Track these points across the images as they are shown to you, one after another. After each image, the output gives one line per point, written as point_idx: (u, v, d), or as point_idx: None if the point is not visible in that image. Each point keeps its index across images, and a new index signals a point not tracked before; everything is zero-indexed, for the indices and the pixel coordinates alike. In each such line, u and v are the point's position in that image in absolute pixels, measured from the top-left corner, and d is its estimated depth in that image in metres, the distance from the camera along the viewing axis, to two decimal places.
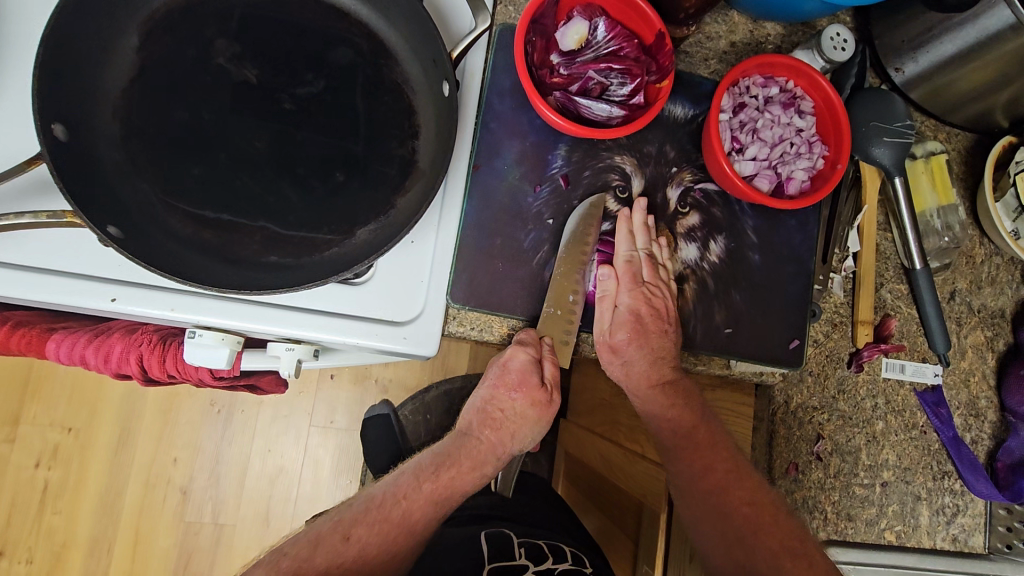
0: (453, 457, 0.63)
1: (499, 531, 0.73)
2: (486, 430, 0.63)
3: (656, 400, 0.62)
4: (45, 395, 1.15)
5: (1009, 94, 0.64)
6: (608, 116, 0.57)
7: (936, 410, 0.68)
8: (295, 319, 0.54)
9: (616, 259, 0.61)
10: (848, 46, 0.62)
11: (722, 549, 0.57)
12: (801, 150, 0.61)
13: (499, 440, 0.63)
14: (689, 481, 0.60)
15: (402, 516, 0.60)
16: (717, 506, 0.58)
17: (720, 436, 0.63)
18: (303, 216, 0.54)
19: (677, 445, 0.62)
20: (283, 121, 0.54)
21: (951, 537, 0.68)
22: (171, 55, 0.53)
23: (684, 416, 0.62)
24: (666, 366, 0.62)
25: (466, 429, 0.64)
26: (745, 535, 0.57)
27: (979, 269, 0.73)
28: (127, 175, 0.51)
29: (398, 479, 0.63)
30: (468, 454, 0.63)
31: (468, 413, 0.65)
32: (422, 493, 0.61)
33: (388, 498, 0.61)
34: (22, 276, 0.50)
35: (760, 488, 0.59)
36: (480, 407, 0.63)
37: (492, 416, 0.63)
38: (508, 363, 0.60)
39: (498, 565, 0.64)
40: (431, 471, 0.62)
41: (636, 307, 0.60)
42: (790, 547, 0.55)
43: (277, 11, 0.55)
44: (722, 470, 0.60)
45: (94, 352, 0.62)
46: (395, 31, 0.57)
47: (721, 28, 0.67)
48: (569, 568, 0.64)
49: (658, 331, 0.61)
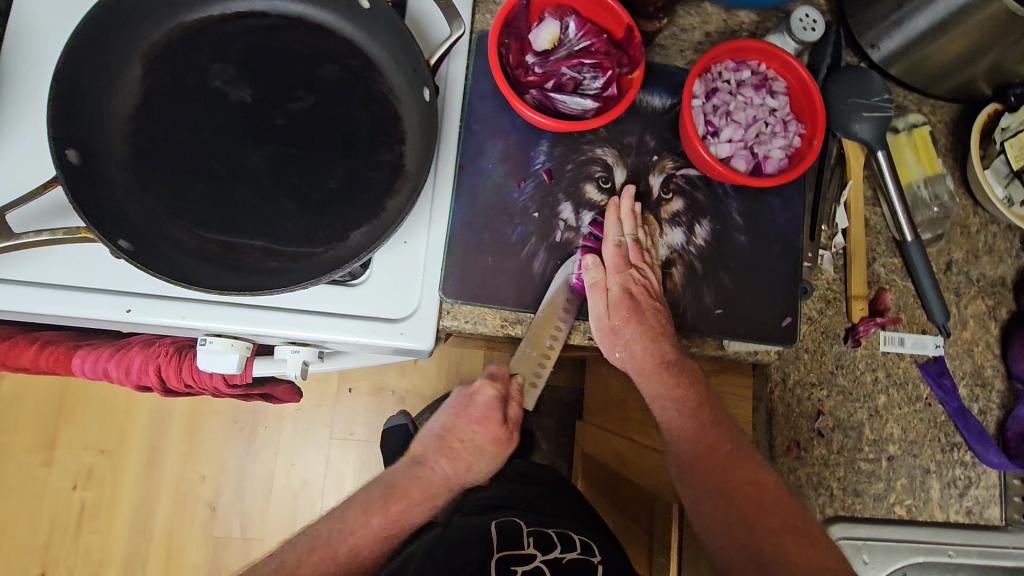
0: (402, 490, 0.61)
1: (509, 522, 0.68)
2: (441, 459, 0.63)
3: (660, 380, 0.61)
4: (79, 419, 1.20)
5: (989, 61, 0.65)
6: (583, 110, 0.58)
7: (939, 380, 0.69)
8: (298, 321, 0.58)
9: (606, 242, 0.62)
10: (817, 27, 0.63)
11: (724, 529, 0.55)
12: (775, 129, 0.61)
13: (455, 472, 0.63)
14: (690, 455, 0.59)
15: (350, 552, 0.57)
16: (718, 488, 0.56)
17: (720, 416, 0.61)
18: (299, 223, 0.57)
19: (677, 424, 0.61)
20: (278, 136, 0.58)
21: (964, 510, 0.67)
22: (172, 81, 0.57)
23: (688, 396, 0.61)
24: (665, 345, 0.61)
25: (422, 456, 0.63)
26: (746, 514, 0.54)
27: (975, 239, 0.73)
28: (136, 194, 0.55)
29: (343, 514, 0.60)
30: (420, 483, 0.62)
31: (423, 442, 0.64)
32: (371, 527, 0.59)
33: (337, 536, 0.58)
34: (46, 292, 0.54)
35: (761, 467, 0.58)
36: (438, 434, 0.64)
37: (449, 446, 0.63)
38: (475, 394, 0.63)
39: (502, 555, 0.60)
40: (379, 506, 0.60)
41: (626, 287, 0.60)
42: (793, 527, 0.53)
43: (269, 36, 0.60)
44: (722, 451, 0.58)
45: (116, 365, 0.66)
46: (378, 45, 0.60)
47: (694, 19, 0.69)
48: (578, 558, 0.60)
49: (649, 311, 0.61)
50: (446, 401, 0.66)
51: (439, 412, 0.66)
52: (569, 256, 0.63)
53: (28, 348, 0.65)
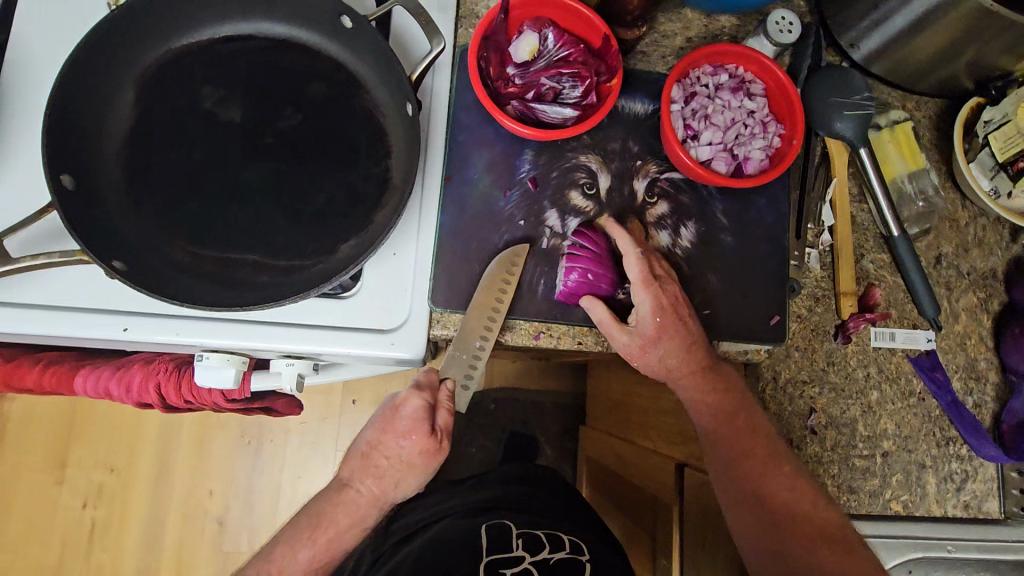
0: (328, 519, 0.58)
1: (498, 523, 0.66)
2: (366, 479, 0.58)
3: (694, 385, 0.60)
4: (88, 438, 1.22)
5: (968, 57, 0.65)
6: (563, 118, 0.60)
7: (931, 374, 0.69)
8: (292, 334, 0.59)
9: (629, 258, 0.60)
10: (795, 28, 0.64)
11: (759, 537, 0.55)
12: (755, 130, 0.62)
13: (382, 491, 0.59)
14: (727, 463, 0.58)
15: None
16: (756, 493, 0.56)
17: (760, 421, 0.60)
18: (289, 239, 0.58)
19: (714, 431, 0.59)
20: (266, 154, 0.59)
21: (962, 504, 0.67)
22: (163, 104, 0.59)
23: (724, 402, 0.59)
24: (700, 353, 0.60)
25: (348, 478, 0.60)
26: (782, 522, 0.55)
27: (964, 232, 0.73)
28: (130, 215, 0.56)
29: (269, 550, 0.59)
30: (347, 508, 0.58)
31: (349, 462, 0.60)
32: (299, 561, 0.57)
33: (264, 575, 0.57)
34: (45, 314, 0.55)
35: (798, 473, 0.58)
36: (364, 450, 0.59)
37: (374, 464, 0.58)
38: (399, 407, 0.59)
39: (491, 559, 0.59)
40: (306, 537, 0.58)
41: (659, 302, 0.59)
42: (827, 534, 0.54)
43: (256, 56, 0.61)
44: (759, 457, 0.58)
45: (117, 384, 0.68)
46: (362, 62, 0.61)
47: (675, 25, 0.70)
48: (566, 558, 0.60)
49: (680, 321, 0.60)
50: (375, 413, 0.62)
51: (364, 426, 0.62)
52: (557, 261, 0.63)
53: (31, 369, 0.66)
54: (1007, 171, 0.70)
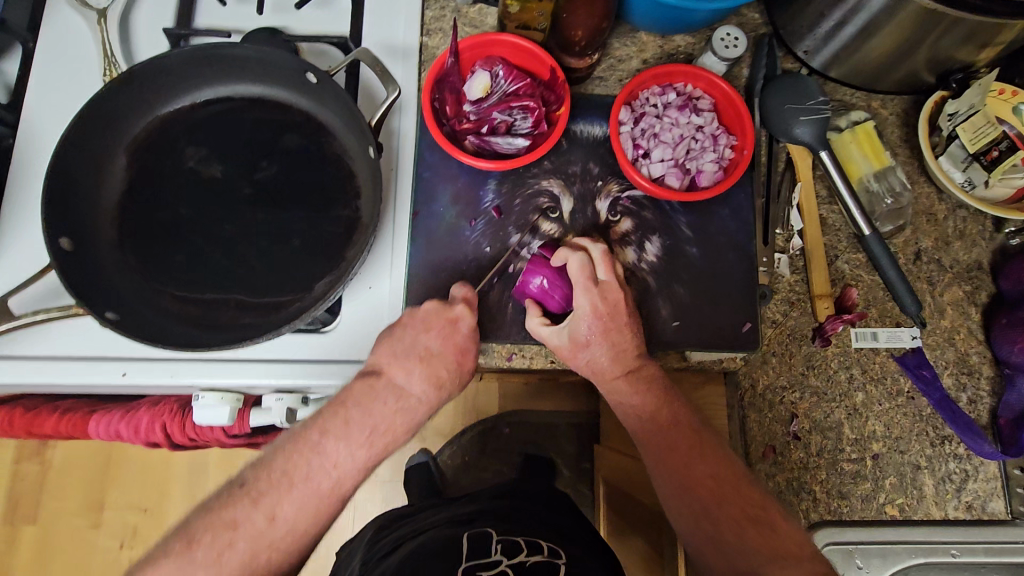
0: (387, 423, 0.60)
1: (482, 531, 0.67)
2: (426, 385, 0.61)
3: (619, 388, 0.62)
4: (122, 481, 1.28)
5: (925, 54, 0.65)
6: (516, 148, 0.63)
7: (918, 373, 0.67)
8: (277, 370, 0.63)
9: (569, 261, 0.61)
10: (741, 43, 0.65)
11: (692, 522, 0.58)
12: (705, 144, 0.64)
13: (434, 397, 0.62)
14: (660, 458, 0.60)
15: (334, 484, 0.58)
16: (683, 483, 0.59)
17: (683, 415, 0.62)
18: (268, 281, 0.62)
19: (643, 431, 0.62)
20: (245, 204, 0.64)
21: (964, 505, 0.66)
22: (152, 166, 0.64)
23: (646, 402, 0.62)
24: (631, 357, 0.63)
25: (400, 383, 0.60)
26: (710, 507, 0.57)
27: (944, 226, 0.72)
28: (124, 269, 0.61)
29: (320, 440, 0.58)
30: (405, 413, 0.60)
31: (397, 368, 0.60)
32: (355, 460, 0.59)
33: (318, 468, 0.58)
34: (51, 365, 0.60)
35: (722, 458, 0.60)
36: (421, 356, 0.60)
37: (435, 372, 0.61)
38: (459, 321, 0.61)
39: (468, 564, 0.60)
40: (364, 439, 0.59)
41: (595, 306, 0.61)
42: (753, 517, 0.56)
43: (235, 115, 0.67)
44: (686, 449, 0.60)
45: (126, 425, 0.73)
46: (328, 112, 0.66)
47: (631, 48, 0.72)
48: (541, 560, 0.61)
49: (617, 328, 0.61)
50: (417, 317, 0.61)
51: (405, 327, 0.60)
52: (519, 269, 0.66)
53: (50, 416, 0.74)
54: (981, 161, 0.68)
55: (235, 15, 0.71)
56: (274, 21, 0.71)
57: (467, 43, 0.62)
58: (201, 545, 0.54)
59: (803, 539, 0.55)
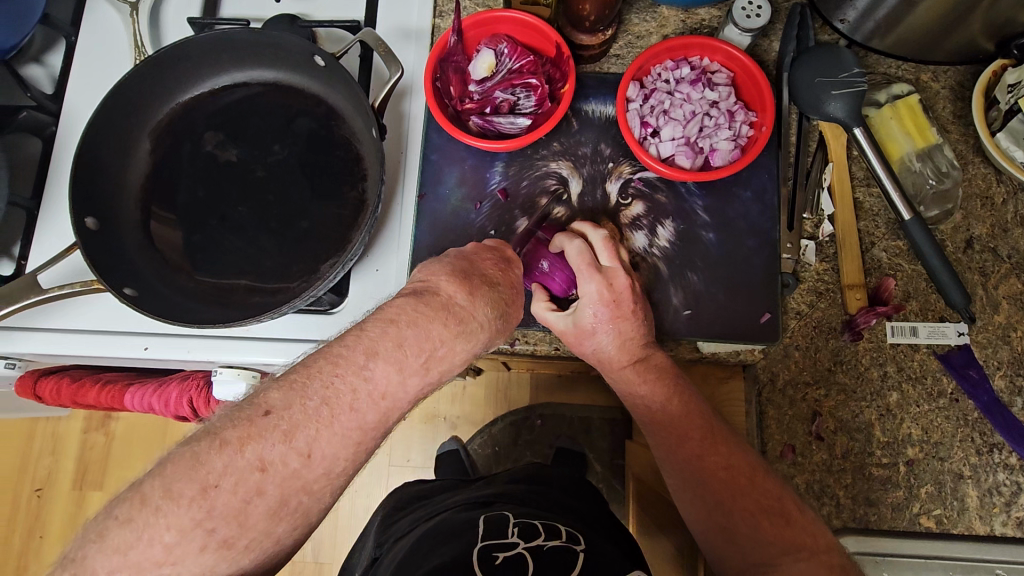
0: (445, 348, 0.49)
1: (499, 513, 0.66)
2: (485, 309, 0.52)
3: (628, 377, 0.60)
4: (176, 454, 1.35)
5: (980, 20, 0.58)
6: (519, 128, 0.62)
7: (963, 372, 0.61)
8: (290, 348, 0.64)
9: (569, 248, 0.58)
10: (764, 11, 0.59)
11: (701, 512, 0.55)
12: (720, 121, 0.61)
13: (491, 324, 0.53)
14: (670, 447, 0.58)
15: (382, 416, 0.47)
16: (694, 474, 0.56)
17: (697, 405, 0.59)
18: (277, 262, 0.64)
19: (655, 422, 0.60)
20: (257, 188, 0.65)
21: (1015, 522, 0.59)
22: (173, 151, 0.67)
23: (656, 393, 0.59)
24: (636, 347, 0.59)
25: (453, 303, 0.51)
26: (722, 499, 0.54)
27: (1002, 211, 0.64)
28: (145, 249, 0.65)
29: (368, 364, 0.47)
30: (465, 334, 0.51)
31: (451, 288, 0.52)
32: (408, 391, 0.48)
33: (363, 397, 0.46)
34: (81, 338, 0.64)
35: (736, 449, 0.56)
36: (481, 279, 0.54)
37: (490, 293, 0.53)
38: (512, 262, 0.58)
39: (484, 544, 0.57)
40: (419, 368, 0.48)
41: (602, 292, 0.57)
42: (766, 507, 0.52)
43: (251, 102, 0.68)
44: (698, 439, 0.57)
45: (158, 399, 0.77)
46: (339, 96, 0.66)
47: (651, 24, 0.68)
48: (559, 545, 0.58)
49: (626, 315, 0.58)
50: (466, 252, 0.57)
51: (457, 259, 0.55)
52: (524, 248, 0.63)
53: (91, 387, 0.78)
54: None
55: (256, 4, 0.73)
56: (292, 8, 0.73)
57: (470, 21, 0.61)
58: (220, 491, 0.43)
59: (820, 530, 0.50)
